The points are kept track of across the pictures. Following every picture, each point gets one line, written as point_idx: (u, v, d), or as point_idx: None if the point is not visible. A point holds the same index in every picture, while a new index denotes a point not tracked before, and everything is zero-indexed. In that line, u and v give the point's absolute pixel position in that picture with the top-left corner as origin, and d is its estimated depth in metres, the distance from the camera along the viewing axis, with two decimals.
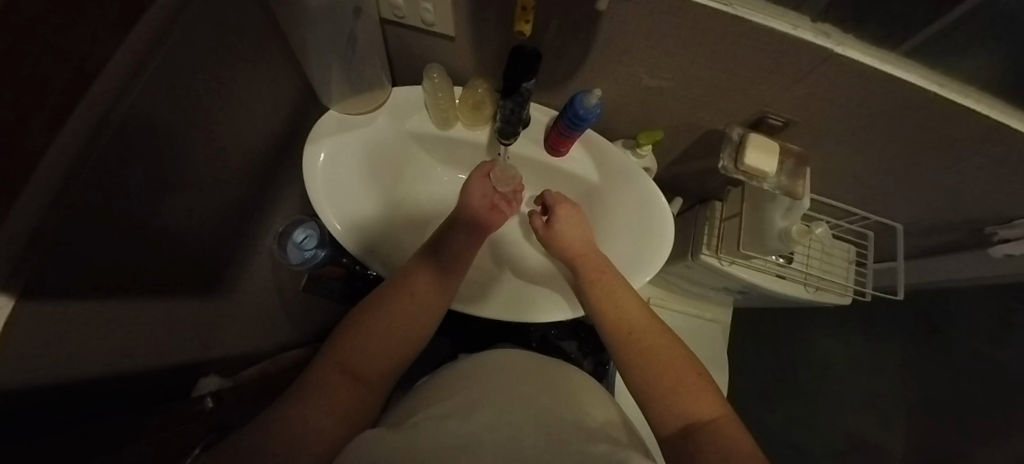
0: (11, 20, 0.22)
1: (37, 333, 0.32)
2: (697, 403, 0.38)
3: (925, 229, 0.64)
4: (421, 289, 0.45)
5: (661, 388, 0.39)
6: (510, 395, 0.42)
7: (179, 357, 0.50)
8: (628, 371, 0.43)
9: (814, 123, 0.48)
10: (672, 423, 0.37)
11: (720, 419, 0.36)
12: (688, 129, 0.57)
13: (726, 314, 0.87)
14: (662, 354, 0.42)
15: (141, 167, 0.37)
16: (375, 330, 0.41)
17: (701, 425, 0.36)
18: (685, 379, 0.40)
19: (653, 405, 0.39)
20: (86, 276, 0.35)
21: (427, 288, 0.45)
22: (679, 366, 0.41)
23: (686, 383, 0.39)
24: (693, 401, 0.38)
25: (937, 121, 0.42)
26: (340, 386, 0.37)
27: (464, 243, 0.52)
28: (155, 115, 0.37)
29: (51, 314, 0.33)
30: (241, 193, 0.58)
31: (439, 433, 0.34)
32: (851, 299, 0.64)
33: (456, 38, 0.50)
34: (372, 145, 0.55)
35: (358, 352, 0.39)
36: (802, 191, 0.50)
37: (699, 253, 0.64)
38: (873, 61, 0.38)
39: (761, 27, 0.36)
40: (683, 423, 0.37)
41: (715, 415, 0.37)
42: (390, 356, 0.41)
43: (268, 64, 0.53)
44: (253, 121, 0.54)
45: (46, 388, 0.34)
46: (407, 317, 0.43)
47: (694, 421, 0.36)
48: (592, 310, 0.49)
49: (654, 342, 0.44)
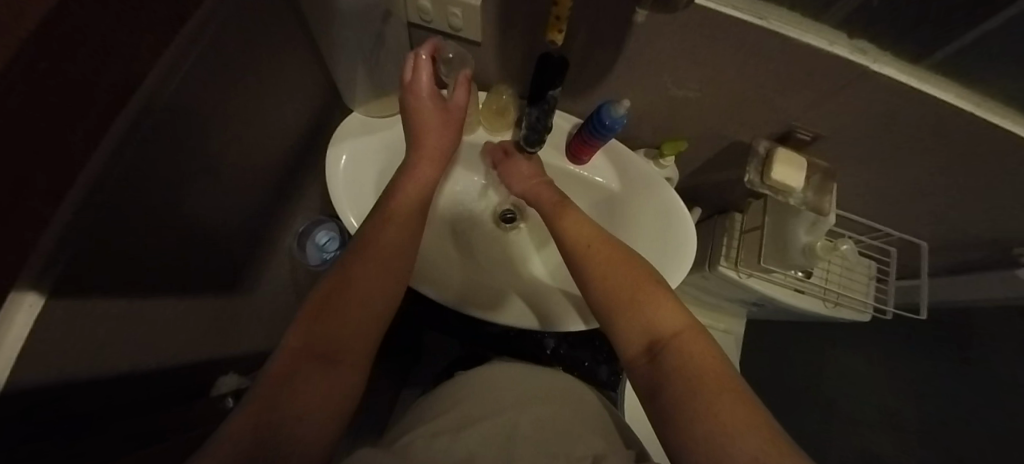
0: (86, 37, 0.23)
1: (62, 333, 0.32)
2: (661, 321, 0.36)
3: (950, 246, 0.63)
4: (386, 232, 0.38)
5: (624, 312, 0.38)
6: (509, 411, 0.42)
7: (198, 357, 0.50)
8: (590, 299, 0.41)
9: (846, 139, 0.47)
10: (638, 345, 0.36)
11: (682, 333, 0.35)
12: (712, 141, 0.56)
13: (740, 325, 0.87)
14: (620, 275, 0.40)
15: (164, 169, 0.37)
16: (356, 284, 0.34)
17: (665, 341, 0.35)
18: (647, 298, 0.38)
19: (618, 330, 0.38)
20: (114, 275, 0.36)
21: (392, 228, 0.39)
22: (642, 286, 0.39)
23: (650, 303, 0.37)
24: (655, 318, 0.36)
25: (971, 140, 0.42)
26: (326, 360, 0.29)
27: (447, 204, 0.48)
28: (182, 118, 0.37)
29: (79, 311, 0.33)
30: (264, 192, 0.58)
31: (438, 440, 0.36)
32: (870, 317, 0.64)
33: (482, 43, 0.50)
34: (393, 148, 0.55)
35: (342, 310, 0.32)
36: (828, 207, 0.50)
37: (717, 265, 0.64)
38: (910, 80, 0.37)
39: (798, 43, 0.36)
40: (647, 345, 0.36)
41: (677, 330, 0.35)
42: (372, 310, 0.34)
43: (295, 66, 0.53)
44: (278, 122, 0.55)
45: (80, 383, 0.34)
46: (371, 253, 0.37)
47: (658, 340, 0.35)
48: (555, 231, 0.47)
49: (613, 261, 0.41)
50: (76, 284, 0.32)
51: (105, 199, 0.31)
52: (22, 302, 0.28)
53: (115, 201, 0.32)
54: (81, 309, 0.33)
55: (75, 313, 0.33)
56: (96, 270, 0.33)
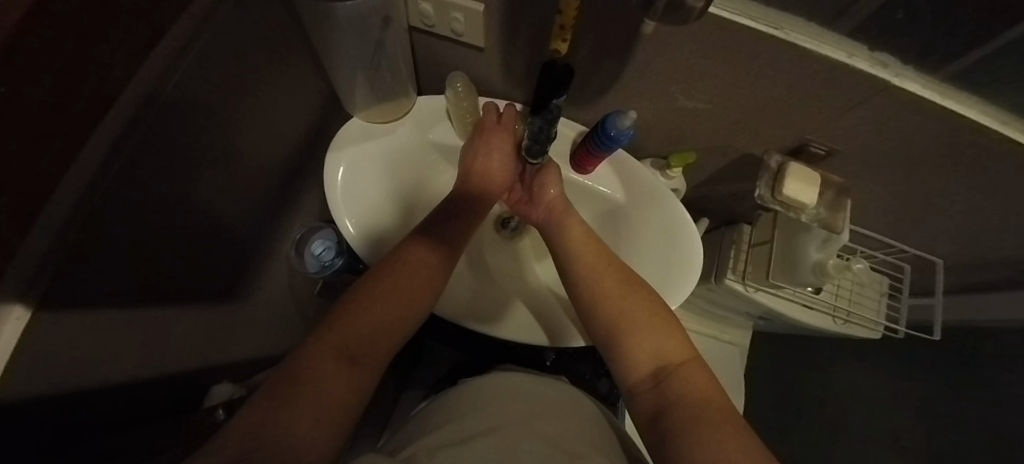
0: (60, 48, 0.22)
1: (54, 345, 0.32)
2: (667, 348, 0.38)
3: (967, 264, 0.61)
4: (420, 269, 0.42)
5: (631, 336, 0.40)
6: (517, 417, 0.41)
7: (193, 364, 0.50)
8: (594, 324, 0.43)
9: (862, 154, 0.45)
10: (643, 369, 0.38)
11: (686, 363, 0.38)
12: (721, 152, 0.54)
13: (745, 337, 0.85)
14: (629, 301, 0.42)
15: (161, 179, 0.37)
16: (375, 310, 0.37)
17: (670, 368, 0.37)
18: (654, 324, 0.40)
19: (623, 352, 0.40)
20: (110, 284, 0.35)
21: (428, 263, 0.42)
22: (649, 312, 0.41)
23: (656, 329, 0.40)
24: (664, 344, 0.39)
25: (995, 158, 0.40)
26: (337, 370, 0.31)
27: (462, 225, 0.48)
28: (179, 126, 0.37)
29: (71, 322, 0.33)
30: (262, 196, 0.57)
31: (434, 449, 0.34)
32: (881, 335, 0.62)
33: (485, 49, 0.48)
34: (393, 154, 0.53)
35: (359, 332, 0.35)
36: (841, 225, 0.48)
37: (724, 277, 0.62)
38: (933, 95, 0.36)
39: (813, 55, 0.34)
40: (653, 370, 0.38)
41: (681, 359, 0.38)
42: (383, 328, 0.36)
43: (295, 69, 0.52)
44: (278, 127, 0.54)
45: (75, 396, 0.34)
46: (409, 283, 0.40)
47: (663, 366, 0.37)
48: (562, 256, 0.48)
49: (622, 287, 0.43)
50: (65, 293, 0.31)
51: (96, 212, 0.31)
52: (9, 316, 0.28)
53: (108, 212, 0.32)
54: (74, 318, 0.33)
55: (67, 325, 0.33)
56: (88, 281, 0.33)
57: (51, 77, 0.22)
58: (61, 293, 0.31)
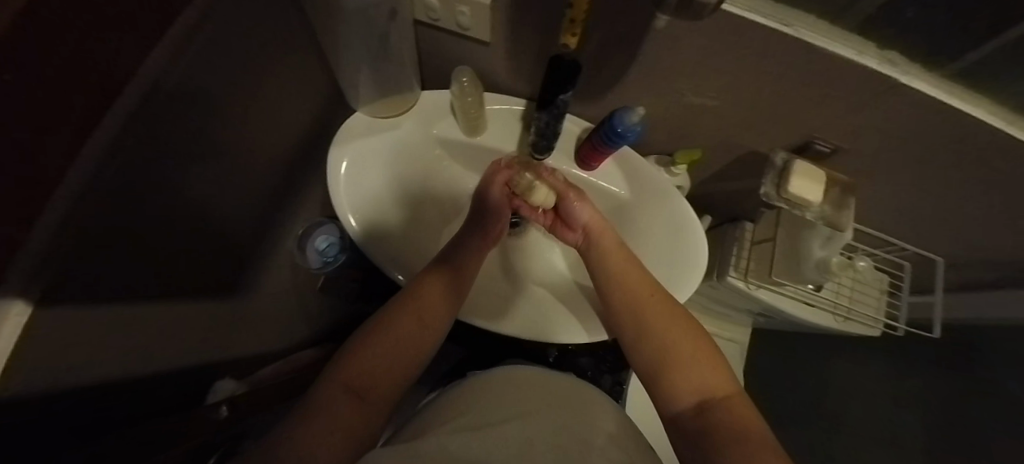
0: (64, 34, 0.21)
1: (58, 337, 0.32)
2: (711, 381, 0.40)
3: (967, 263, 0.62)
4: (433, 299, 0.44)
5: (676, 368, 0.42)
6: (524, 409, 0.41)
7: (194, 359, 0.49)
8: (640, 355, 0.45)
9: (868, 152, 0.46)
10: (686, 400, 0.40)
11: (730, 397, 0.39)
12: (726, 150, 0.55)
13: (745, 334, 0.86)
14: (673, 336, 0.44)
15: (164, 172, 0.36)
16: (386, 343, 0.41)
17: (714, 401, 0.39)
18: (698, 356, 0.42)
19: (665, 384, 0.42)
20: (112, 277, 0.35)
21: (436, 292, 0.44)
22: (689, 343, 0.43)
23: (701, 360, 0.42)
24: (710, 378, 0.41)
25: (999, 157, 0.40)
26: (349, 406, 0.36)
27: (476, 255, 0.51)
28: (180, 117, 0.36)
29: (75, 313, 0.33)
30: (263, 191, 0.56)
31: (446, 439, 0.34)
32: (880, 332, 0.63)
33: (492, 43, 0.48)
34: (398, 149, 0.53)
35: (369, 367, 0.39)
36: (846, 223, 0.49)
37: (726, 275, 0.63)
38: (940, 94, 0.36)
39: (822, 52, 0.34)
40: (699, 402, 0.39)
41: (726, 393, 0.40)
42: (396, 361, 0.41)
43: (297, 61, 0.52)
44: (280, 120, 0.53)
45: (77, 388, 0.34)
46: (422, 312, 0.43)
47: (708, 398, 0.39)
48: (603, 288, 0.48)
49: (666, 321, 0.45)
50: (71, 291, 0.32)
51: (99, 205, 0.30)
52: (10, 314, 0.29)
53: (109, 201, 0.31)
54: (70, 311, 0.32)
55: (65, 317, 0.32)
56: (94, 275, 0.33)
57: (54, 64, 0.21)
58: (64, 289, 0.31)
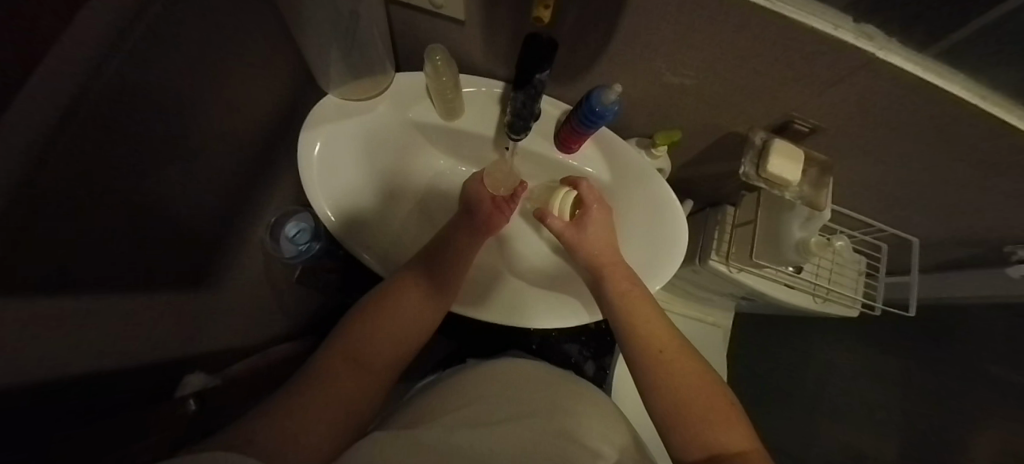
0: None
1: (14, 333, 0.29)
2: (725, 434, 0.37)
3: (943, 243, 0.63)
4: (417, 298, 0.44)
5: (685, 414, 0.39)
6: (513, 410, 0.41)
7: (158, 357, 0.48)
8: (653, 396, 0.42)
9: (845, 132, 0.45)
10: (696, 451, 0.37)
11: (746, 454, 0.35)
12: (706, 131, 0.54)
13: (727, 318, 0.87)
14: (693, 384, 0.41)
15: (112, 157, 0.33)
16: (375, 332, 0.41)
17: (726, 457, 0.35)
18: (713, 406, 0.39)
19: (675, 432, 0.38)
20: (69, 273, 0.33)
21: (416, 301, 0.44)
22: (701, 388, 0.41)
23: (716, 411, 0.38)
24: (724, 432, 0.37)
25: (973, 135, 0.40)
26: (345, 383, 0.37)
27: (463, 251, 0.50)
28: (134, 95, 0.33)
29: (30, 309, 0.30)
30: (229, 179, 0.54)
31: (434, 443, 0.33)
32: (859, 312, 0.64)
33: (466, 22, 0.46)
34: (372, 133, 0.51)
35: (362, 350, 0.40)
36: (825, 202, 0.49)
37: (708, 259, 0.63)
38: (915, 68, 0.35)
39: (801, 26, 0.33)
40: (707, 455, 0.36)
41: (741, 449, 0.36)
42: (387, 351, 0.41)
43: (258, 41, 0.49)
44: (244, 104, 0.51)
45: (29, 387, 0.31)
46: (407, 318, 0.43)
47: (718, 452, 0.36)
48: (613, 312, 0.48)
49: (688, 370, 0.42)
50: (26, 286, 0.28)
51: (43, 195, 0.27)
52: None
53: (59, 185, 0.29)
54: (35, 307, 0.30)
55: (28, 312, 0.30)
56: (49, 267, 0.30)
57: None
58: (21, 284, 0.28)
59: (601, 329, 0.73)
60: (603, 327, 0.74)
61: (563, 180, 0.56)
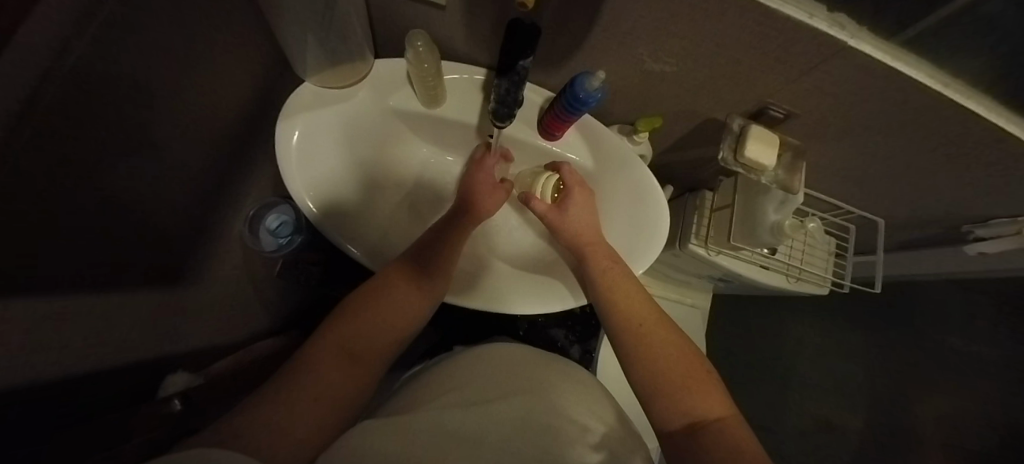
0: None
1: None
2: (705, 402, 0.38)
3: (906, 223, 0.67)
4: (401, 285, 0.44)
5: (667, 386, 0.40)
6: (502, 390, 0.42)
7: (130, 359, 0.46)
8: (636, 371, 0.43)
9: (819, 116, 0.47)
10: (677, 420, 0.38)
11: (724, 419, 0.37)
12: (687, 117, 0.55)
13: (706, 300, 0.90)
14: (673, 356, 0.43)
15: (81, 150, 0.32)
16: (362, 319, 0.41)
17: (707, 423, 0.37)
18: (692, 376, 0.40)
19: (656, 403, 0.40)
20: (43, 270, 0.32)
21: (401, 288, 0.44)
22: (680, 360, 0.42)
23: (696, 381, 0.40)
24: (705, 401, 0.38)
25: (938, 121, 0.42)
26: (336, 370, 0.37)
27: (446, 236, 0.50)
28: (101, 84, 0.32)
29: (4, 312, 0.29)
30: (204, 170, 0.52)
31: (423, 426, 0.34)
32: (828, 290, 0.67)
33: (447, 7, 0.44)
34: (353, 122, 0.50)
35: (349, 338, 0.39)
36: (797, 186, 0.51)
37: (688, 243, 0.65)
38: (885, 57, 0.36)
39: (778, 14, 0.34)
40: (688, 422, 0.37)
41: (720, 415, 0.37)
42: (375, 337, 0.41)
43: (228, 25, 0.46)
44: (213, 92, 0.48)
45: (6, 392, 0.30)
46: (396, 307, 0.43)
47: (699, 419, 0.37)
48: (595, 293, 0.49)
49: (667, 344, 0.44)
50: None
51: (7, 192, 0.26)
52: None
53: (25, 185, 0.27)
54: (6, 315, 0.29)
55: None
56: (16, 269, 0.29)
57: None
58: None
59: (586, 314, 0.75)
60: (588, 311, 0.75)
61: (546, 165, 0.57)
